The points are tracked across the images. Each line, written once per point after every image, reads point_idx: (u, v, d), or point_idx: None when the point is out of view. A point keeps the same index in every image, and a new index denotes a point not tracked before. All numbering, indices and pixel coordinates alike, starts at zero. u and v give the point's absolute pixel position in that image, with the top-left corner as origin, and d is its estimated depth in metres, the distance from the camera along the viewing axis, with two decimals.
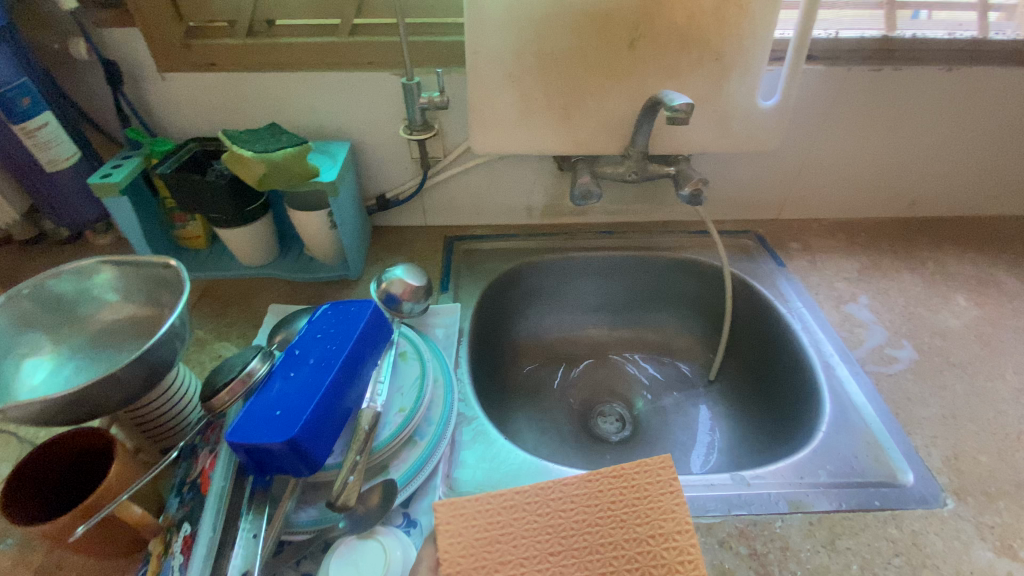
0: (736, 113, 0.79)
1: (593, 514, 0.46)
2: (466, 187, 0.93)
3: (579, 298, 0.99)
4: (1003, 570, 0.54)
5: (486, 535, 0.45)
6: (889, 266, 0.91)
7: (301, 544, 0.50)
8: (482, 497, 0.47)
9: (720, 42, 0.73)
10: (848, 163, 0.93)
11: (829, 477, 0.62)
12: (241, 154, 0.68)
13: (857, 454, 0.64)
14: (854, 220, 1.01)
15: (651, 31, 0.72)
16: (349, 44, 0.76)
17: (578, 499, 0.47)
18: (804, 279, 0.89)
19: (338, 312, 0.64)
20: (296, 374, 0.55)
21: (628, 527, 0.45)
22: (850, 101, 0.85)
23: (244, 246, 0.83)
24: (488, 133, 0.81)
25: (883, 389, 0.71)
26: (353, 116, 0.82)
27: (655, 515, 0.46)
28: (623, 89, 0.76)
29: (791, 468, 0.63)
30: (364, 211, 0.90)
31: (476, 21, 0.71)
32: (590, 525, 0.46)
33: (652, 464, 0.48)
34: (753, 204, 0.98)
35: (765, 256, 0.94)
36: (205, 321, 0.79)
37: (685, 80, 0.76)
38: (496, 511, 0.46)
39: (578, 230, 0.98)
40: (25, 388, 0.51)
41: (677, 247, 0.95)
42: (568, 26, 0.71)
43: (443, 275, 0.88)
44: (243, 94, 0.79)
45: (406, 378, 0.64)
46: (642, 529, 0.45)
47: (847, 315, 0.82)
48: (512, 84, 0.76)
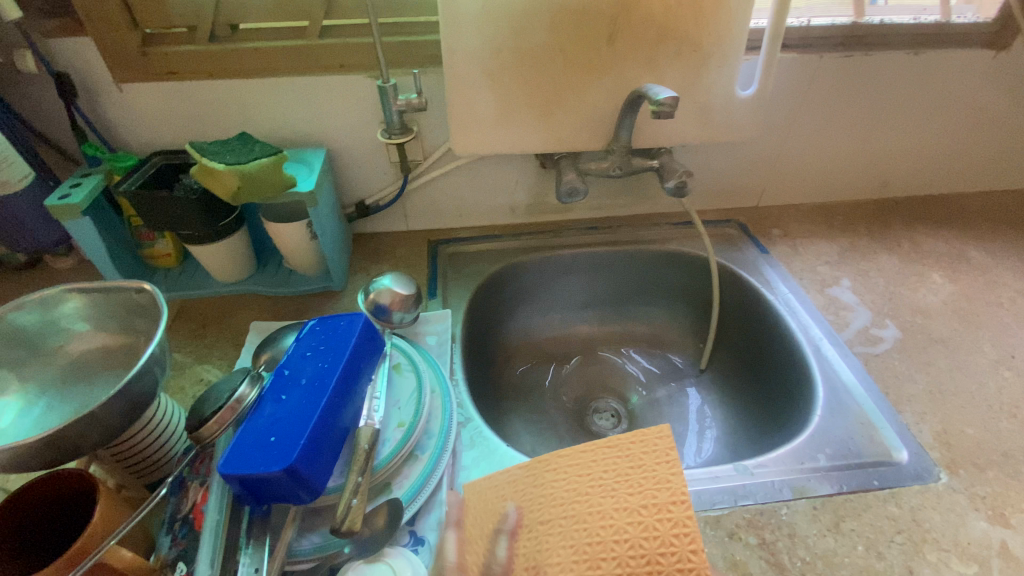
0: (715, 103, 0.80)
1: (586, 484, 0.48)
2: (448, 189, 0.91)
3: (568, 295, 0.98)
4: (999, 539, 0.55)
5: (498, 501, 0.50)
6: (867, 247, 0.93)
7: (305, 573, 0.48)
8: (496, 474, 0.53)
9: (698, 32, 0.73)
10: (823, 148, 0.94)
11: (828, 460, 0.63)
12: (212, 167, 0.64)
13: (853, 435, 0.66)
14: (830, 204, 1.03)
15: (629, 24, 0.71)
16: (319, 46, 0.73)
17: (572, 469, 0.50)
18: (788, 265, 0.90)
19: (326, 327, 0.61)
20: (289, 397, 0.53)
21: (621, 497, 0.46)
22: (824, 87, 0.86)
23: (220, 262, 0.79)
24: (469, 134, 0.79)
25: (872, 369, 0.73)
26: (327, 121, 0.79)
27: (649, 486, 0.46)
28: (603, 84, 0.76)
29: (791, 454, 0.64)
30: (344, 219, 0.87)
31: (452, 19, 0.69)
32: (583, 494, 0.47)
33: (651, 434, 0.50)
34: (734, 193, 0.99)
35: (748, 243, 0.95)
36: (182, 344, 0.76)
37: (664, 72, 0.75)
38: (506, 483, 0.51)
39: (563, 228, 0.97)
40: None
41: (662, 239, 0.96)
42: (545, 21, 0.70)
43: (430, 280, 0.86)
44: (209, 104, 0.75)
45: (403, 391, 0.62)
46: (634, 499, 0.45)
47: (831, 298, 0.84)
48: (492, 83, 0.74)
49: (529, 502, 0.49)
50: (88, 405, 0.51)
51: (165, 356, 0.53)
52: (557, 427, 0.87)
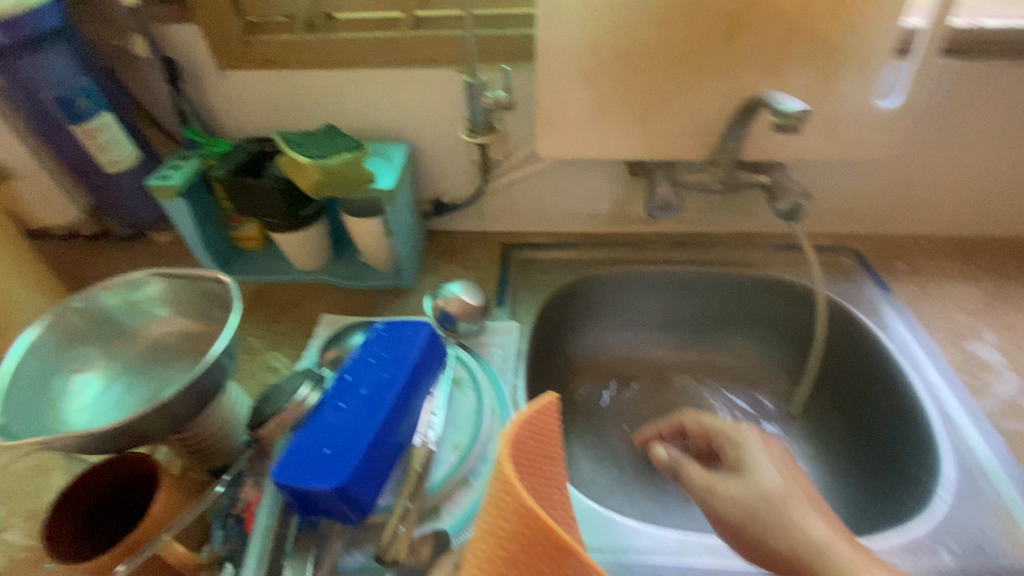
0: (845, 116, 0.68)
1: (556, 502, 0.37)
2: (527, 192, 0.87)
3: (645, 314, 0.90)
4: None
5: None
6: (1020, 297, 0.77)
7: None
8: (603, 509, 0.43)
9: (835, 32, 0.62)
10: (977, 173, 0.79)
11: (954, 558, 0.52)
12: (296, 159, 0.64)
13: (988, 531, 0.54)
14: (974, 239, 0.87)
15: (751, 21, 0.62)
16: (411, 38, 0.71)
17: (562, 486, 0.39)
18: (913, 308, 0.77)
19: (391, 333, 0.59)
20: (346, 407, 0.51)
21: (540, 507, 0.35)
22: (987, 101, 0.72)
23: (298, 251, 0.80)
24: (556, 136, 0.73)
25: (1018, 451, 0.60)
26: (412, 114, 0.78)
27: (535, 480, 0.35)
28: (713, 87, 0.67)
29: (903, 543, 0.54)
30: (419, 215, 0.86)
31: (550, 12, 0.63)
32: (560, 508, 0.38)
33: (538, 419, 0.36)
34: (852, 217, 0.86)
35: (864, 277, 0.82)
36: (257, 328, 0.77)
37: (787, 77, 0.66)
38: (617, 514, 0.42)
39: (647, 241, 0.90)
40: (74, 407, 0.49)
41: (759, 264, 0.85)
42: (653, 16, 0.63)
43: (499, 288, 0.82)
44: (303, 94, 0.76)
45: (461, 409, 0.58)
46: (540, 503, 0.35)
47: (969, 355, 0.70)
48: (586, 82, 0.68)
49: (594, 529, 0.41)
50: (163, 391, 0.52)
51: (235, 348, 0.53)
52: (620, 458, 0.81)
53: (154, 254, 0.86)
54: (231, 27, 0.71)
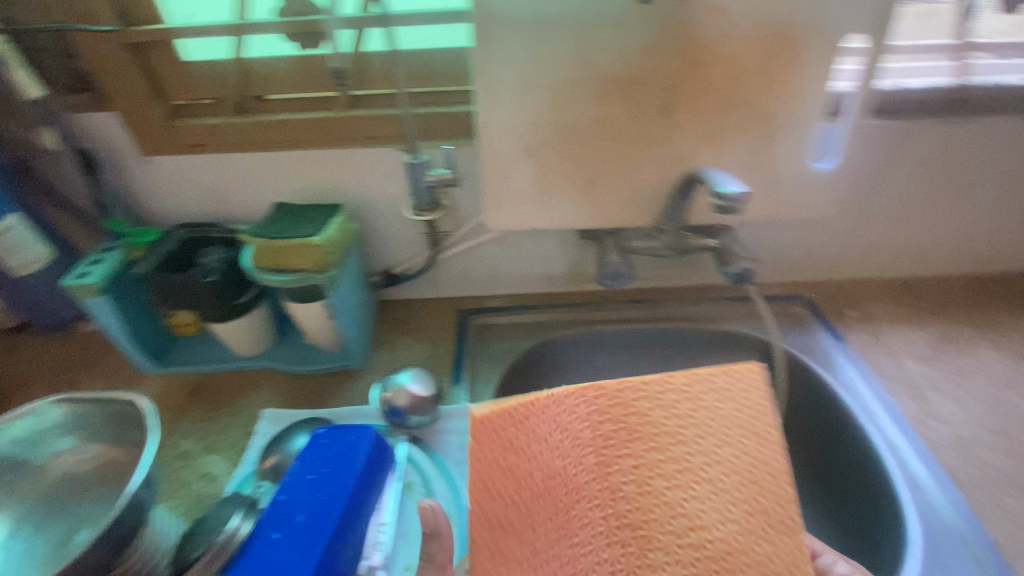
0: (782, 179, 0.70)
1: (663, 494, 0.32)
2: (481, 258, 0.84)
3: (609, 374, 0.88)
4: None
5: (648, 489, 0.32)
6: (966, 338, 0.79)
7: None
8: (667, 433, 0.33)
9: (766, 100, 0.65)
10: (914, 226, 0.83)
11: None
12: (282, 251, 0.64)
13: None
14: (920, 280, 0.89)
15: (688, 94, 0.64)
16: (347, 118, 0.68)
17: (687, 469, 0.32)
18: (866, 357, 0.78)
19: (330, 441, 0.54)
20: (281, 537, 0.47)
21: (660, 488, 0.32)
22: (914, 156, 0.74)
23: (237, 338, 0.75)
24: (503, 210, 0.72)
25: (977, 505, 0.60)
26: (354, 190, 0.73)
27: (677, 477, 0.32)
28: (656, 156, 0.67)
29: None
30: (368, 289, 0.81)
31: (488, 91, 0.63)
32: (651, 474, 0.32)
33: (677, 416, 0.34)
34: (802, 267, 0.88)
35: (816, 326, 0.83)
36: (192, 427, 0.71)
37: (725, 144, 0.67)
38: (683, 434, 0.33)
39: (606, 299, 0.89)
40: None
41: (720, 318, 0.86)
42: (590, 92, 0.63)
43: (455, 364, 0.78)
44: (232, 177, 0.72)
45: (412, 521, 0.55)
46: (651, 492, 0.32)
47: (924, 406, 0.71)
48: (530, 158, 0.68)
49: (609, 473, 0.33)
50: (79, 533, 0.50)
51: (155, 480, 0.48)
52: None
53: (77, 348, 0.79)
54: (154, 114, 0.67)
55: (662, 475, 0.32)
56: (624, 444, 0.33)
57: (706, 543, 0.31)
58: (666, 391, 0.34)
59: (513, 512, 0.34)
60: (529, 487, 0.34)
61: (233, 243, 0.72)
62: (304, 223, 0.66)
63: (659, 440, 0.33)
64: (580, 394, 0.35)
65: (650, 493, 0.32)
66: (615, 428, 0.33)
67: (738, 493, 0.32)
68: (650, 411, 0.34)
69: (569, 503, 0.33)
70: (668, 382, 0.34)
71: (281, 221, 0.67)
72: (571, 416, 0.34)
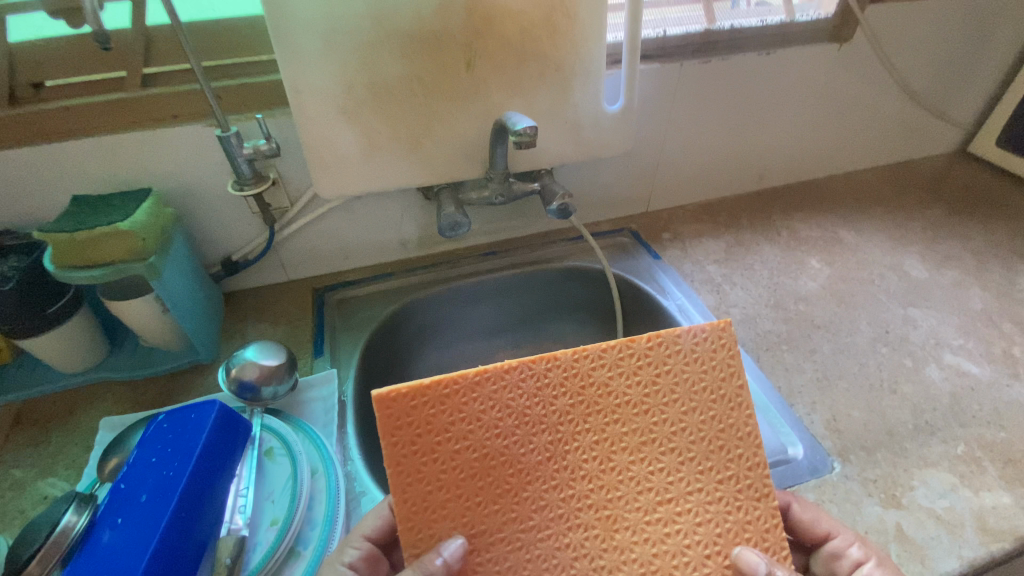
0: (585, 121, 0.80)
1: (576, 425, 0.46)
2: (328, 232, 0.84)
3: (475, 326, 0.94)
4: (891, 521, 0.58)
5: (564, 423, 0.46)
6: (750, 240, 0.97)
7: None
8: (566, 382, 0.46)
9: (557, 51, 0.73)
10: (702, 155, 0.99)
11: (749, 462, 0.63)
12: (85, 245, 0.60)
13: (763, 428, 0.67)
14: (716, 201, 1.07)
15: (487, 50, 0.70)
16: (147, 98, 0.65)
17: (586, 403, 0.46)
18: (679, 268, 0.92)
19: (173, 423, 0.54)
20: (126, 520, 0.46)
21: (574, 418, 0.46)
22: (688, 94, 0.88)
23: (58, 353, 0.68)
24: (334, 177, 0.73)
25: (764, 365, 0.74)
26: (168, 170, 0.69)
27: (583, 408, 0.46)
28: (469, 112, 0.73)
29: None
30: (207, 281, 0.78)
31: (291, 58, 0.64)
32: (563, 416, 0.46)
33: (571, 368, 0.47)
34: (624, 202, 1.01)
35: (641, 251, 0.96)
36: (16, 458, 0.64)
37: (529, 93, 0.75)
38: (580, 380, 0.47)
39: (460, 256, 0.95)
40: None
41: (563, 256, 0.96)
42: (396, 51, 0.67)
43: (316, 338, 0.79)
44: (13, 176, 0.65)
45: (276, 482, 0.55)
46: (569, 425, 0.46)
47: (723, 297, 0.86)
48: (351, 122, 0.70)
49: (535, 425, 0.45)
50: None
51: None
52: None
53: None
54: None
55: (572, 411, 0.46)
56: (564, 402, 0.46)
57: (626, 450, 0.46)
58: (570, 362, 0.47)
59: (454, 491, 0.44)
60: (481, 459, 0.45)
61: (32, 248, 0.65)
62: (108, 213, 0.63)
63: (589, 393, 0.46)
64: (516, 371, 0.46)
65: (566, 432, 0.45)
66: (558, 393, 0.46)
67: (625, 408, 0.46)
68: (579, 371, 0.47)
69: (516, 462, 0.45)
70: (609, 347, 0.48)
71: (81, 214, 0.62)
72: (509, 394, 0.46)
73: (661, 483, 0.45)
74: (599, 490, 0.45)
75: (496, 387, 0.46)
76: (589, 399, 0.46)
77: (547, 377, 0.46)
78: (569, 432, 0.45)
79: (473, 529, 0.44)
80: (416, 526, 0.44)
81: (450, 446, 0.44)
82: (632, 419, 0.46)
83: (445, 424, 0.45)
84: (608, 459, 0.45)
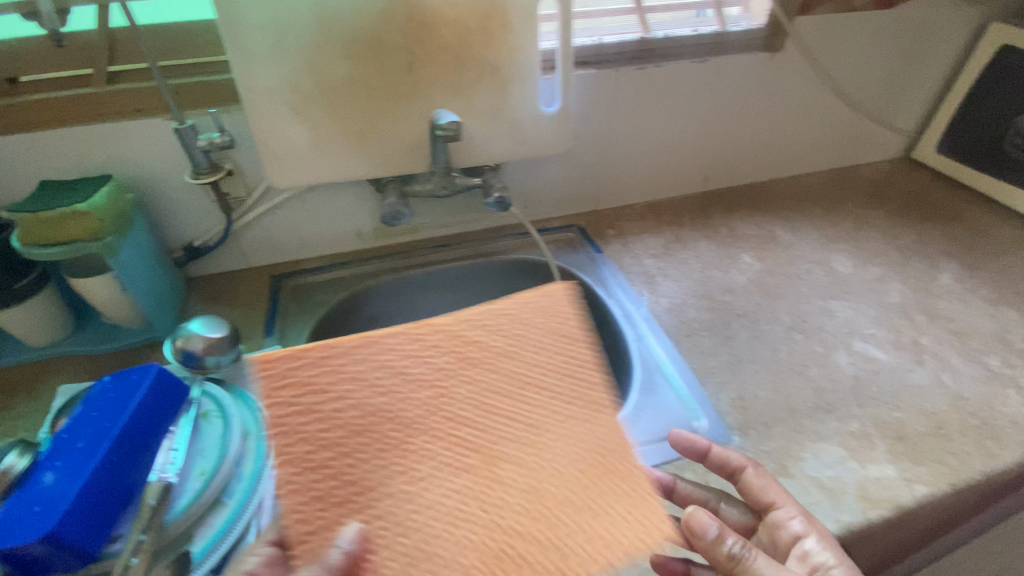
0: (525, 121, 0.86)
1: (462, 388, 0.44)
2: (284, 221, 0.90)
3: (427, 314, 1.00)
4: (778, 487, 0.62)
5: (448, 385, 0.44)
6: (689, 237, 1.03)
7: None
8: (451, 346, 0.46)
9: (493, 56, 0.79)
10: (646, 157, 1.05)
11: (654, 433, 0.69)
12: (46, 224, 0.65)
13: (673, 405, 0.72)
14: (663, 201, 1.13)
15: (426, 53, 0.76)
16: (110, 93, 0.71)
17: (471, 367, 0.45)
18: (619, 262, 0.97)
19: (115, 384, 0.59)
20: (62, 463, 0.51)
21: (459, 380, 0.45)
22: (626, 99, 0.94)
23: (23, 326, 0.74)
24: (285, 169, 0.79)
25: (682, 350, 0.80)
26: (128, 159, 0.75)
27: (468, 370, 0.45)
28: (411, 110, 0.79)
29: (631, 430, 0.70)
30: (169, 265, 0.84)
31: (241, 58, 0.70)
32: (447, 378, 0.44)
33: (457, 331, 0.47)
34: (573, 200, 1.07)
35: (585, 245, 1.02)
36: None
37: (469, 94, 0.81)
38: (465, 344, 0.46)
39: (413, 247, 1.00)
40: None
41: (512, 250, 1.01)
42: (339, 54, 0.73)
43: (268, 319, 0.84)
44: None
45: (208, 440, 0.60)
46: (456, 386, 0.44)
47: (655, 289, 0.91)
48: (300, 117, 0.76)
49: (421, 388, 0.44)
50: None
51: None
52: None
53: None
54: None
55: (457, 374, 0.45)
56: (447, 362, 0.45)
57: (513, 410, 0.45)
58: (457, 328, 0.47)
59: (334, 458, 0.40)
60: (362, 422, 0.42)
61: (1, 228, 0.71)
62: (68, 196, 0.68)
63: (473, 354, 0.46)
64: (399, 335, 0.45)
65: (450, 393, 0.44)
66: (441, 355, 0.45)
67: (510, 370, 0.46)
68: (462, 335, 0.47)
69: (401, 423, 0.42)
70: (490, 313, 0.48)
71: (45, 197, 0.68)
72: (391, 352, 0.45)
73: (552, 439, 0.44)
74: (491, 451, 0.43)
75: (381, 349, 0.45)
76: (472, 356, 0.46)
77: (433, 339, 0.46)
78: (456, 395, 0.44)
79: (359, 497, 0.40)
80: (294, 501, 0.39)
81: (328, 410, 0.41)
82: (517, 375, 0.46)
83: (325, 383, 0.42)
84: (496, 416, 0.44)
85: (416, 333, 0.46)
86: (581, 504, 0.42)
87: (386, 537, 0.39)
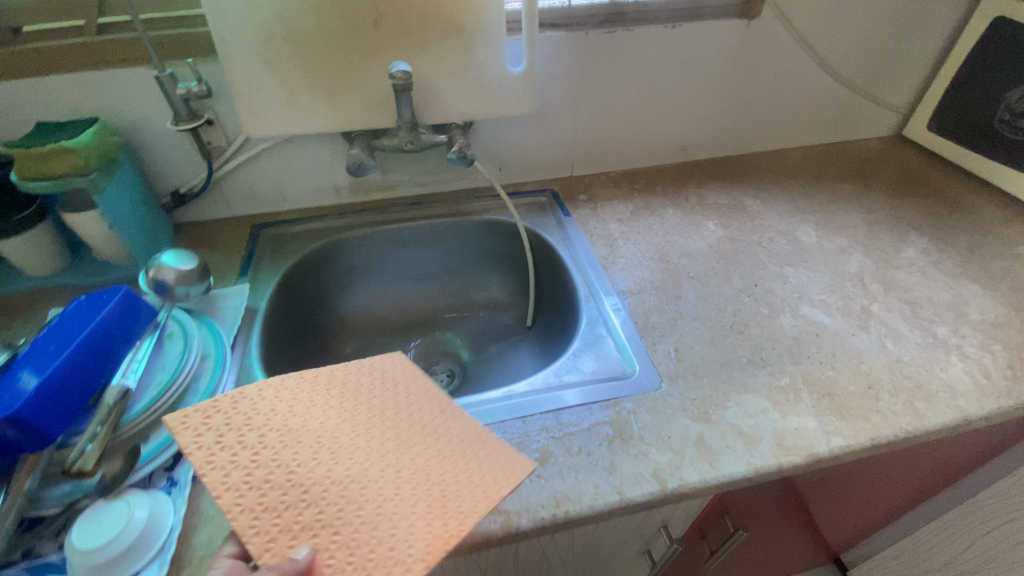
0: (492, 81, 0.89)
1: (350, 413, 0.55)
2: (265, 173, 0.95)
3: (400, 268, 1.06)
4: (694, 430, 0.65)
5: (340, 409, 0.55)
6: (658, 204, 1.04)
7: (54, 517, 0.53)
8: (330, 384, 0.57)
9: (458, 14, 0.81)
10: (621, 124, 1.06)
11: (588, 376, 0.73)
12: (38, 159, 0.71)
13: (610, 354, 0.76)
14: (639, 170, 1.15)
15: (392, 10, 0.79)
16: (100, 42, 0.77)
17: (351, 397, 0.57)
18: (584, 224, 1.00)
19: (87, 301, 0.66)
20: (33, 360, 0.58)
21: (347, 408, 0.55)
22: (596, 64, 0.96)
23: (22, 256, 0.81)
24: (260, 120, 0.84)
25: (628, 306, 0.82)
26: (117, 106, 0.82)
27: (351, 401, 0.57)
28: (379, 66, 0.83)
29: (565, 373, 0.73)
30: (156, 208, 0.91)
31: (216, 10, 0.74)
32: (337, 407, 0.55)
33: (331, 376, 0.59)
34: (548, 165, 1.09)
35: (555, 209, 1.05)
36: None
37: (435, 51, 0.84)
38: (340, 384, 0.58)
39: (388, 205, 1.04)
40: None
41: (484, 210, 1.04)
42: (308, 9, 0.77)
43: (243, 262, 0.91)
44: None
45: (168, 356, 0.66)
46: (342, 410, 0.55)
47: (614, 250, 0.93)
48: (272, 69, 0.80)
49: (320, 414, 0.54)
50: None
51: None
52: None
53: None
54: None
55: (342, 403, 0.56)
56: (332, 395, 0.56)
57: (397, 421, 0.56)
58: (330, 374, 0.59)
59: (267, 484, 0.47)
60: (278, 451, 0.50)
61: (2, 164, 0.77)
62: (58, 135, 0.75)
63: (350, 387, 0.58)
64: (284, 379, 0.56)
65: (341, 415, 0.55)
66: (325, 391, 0.57)
67: (380, 396, 0.58)
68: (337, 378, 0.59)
69: (314, 439, 0.51)
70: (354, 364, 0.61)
71: (38, 135, 0.75)
72: (286, 397, 0.54)
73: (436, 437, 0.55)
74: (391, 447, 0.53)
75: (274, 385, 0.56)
76: (356, 390, 0.58)
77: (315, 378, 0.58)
78: (347, 414, 0.55)
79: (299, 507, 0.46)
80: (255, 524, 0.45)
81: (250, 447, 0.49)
82: (390, 398, 0.58)
83: (238, 428, 0.50)
84: (388, 424, 0.55)
85: (303, 378, 0.57)
86: (473, 469, 0.52)
87: (341, 526, 0.46)
